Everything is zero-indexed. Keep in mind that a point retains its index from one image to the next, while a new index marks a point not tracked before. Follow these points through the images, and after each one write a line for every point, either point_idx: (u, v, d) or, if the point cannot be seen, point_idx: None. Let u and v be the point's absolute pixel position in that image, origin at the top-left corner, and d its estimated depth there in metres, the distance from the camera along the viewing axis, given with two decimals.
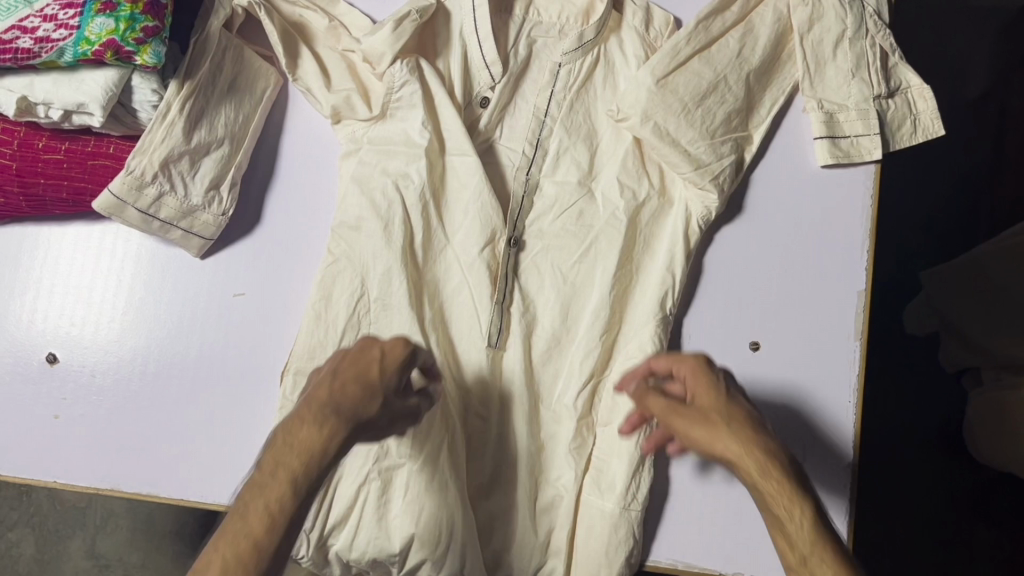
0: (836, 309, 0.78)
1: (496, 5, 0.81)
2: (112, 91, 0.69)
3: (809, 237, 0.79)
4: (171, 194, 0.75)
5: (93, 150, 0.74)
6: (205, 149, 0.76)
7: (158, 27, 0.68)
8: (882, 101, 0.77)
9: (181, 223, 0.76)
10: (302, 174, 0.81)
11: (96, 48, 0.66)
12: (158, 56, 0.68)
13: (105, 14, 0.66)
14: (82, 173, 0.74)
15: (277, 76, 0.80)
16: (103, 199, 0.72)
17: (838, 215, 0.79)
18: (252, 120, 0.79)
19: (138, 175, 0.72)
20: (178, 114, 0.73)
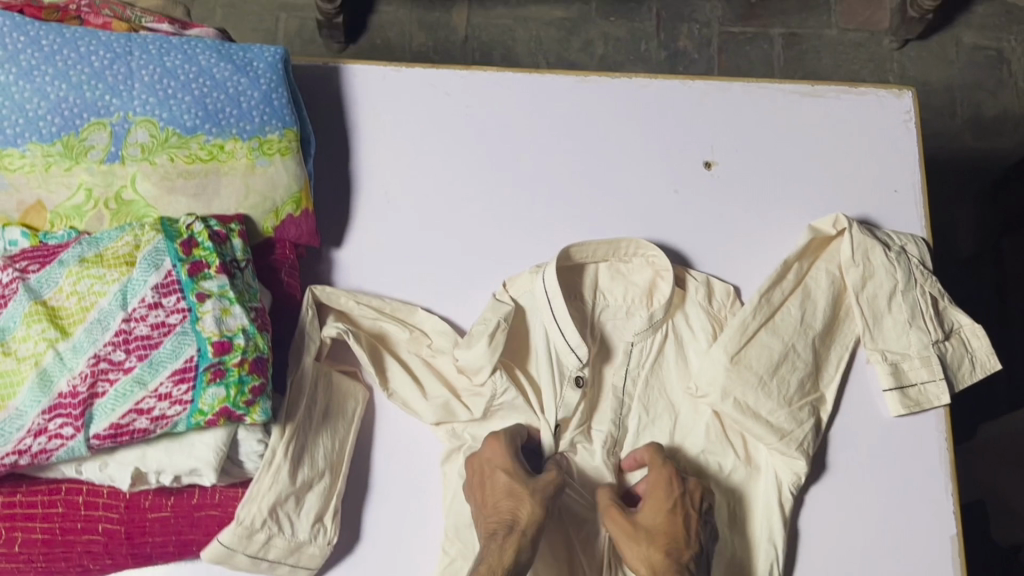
0: (935, 559, 0.80)
1: (568, 293, 0.85)
2: (222, 451, 0.70)
3: (907, 472, 0.82)
4: (279, 534, 0.74)
5: (199, 500, 0.74)
6: (309, 484, 0.76)
7: (262, 384, 0.70)
8: (940, 345, 0.83)
9: (288, 559, 0.75)
10: (403, 488, 0.80)
11: (211, 417, 0.67)
12: (266, 412, 0.70)
13: (216, 383, 0.68)
14: (190, 525, 0.73)
15: (365, 392, 0.82)
16: (212, 550, 0.73)
17: (918, 462, 0.82)
18: (348, 444, 0.79)
19: (250, 524, 0.73)
20: (282, 457, 0.74)
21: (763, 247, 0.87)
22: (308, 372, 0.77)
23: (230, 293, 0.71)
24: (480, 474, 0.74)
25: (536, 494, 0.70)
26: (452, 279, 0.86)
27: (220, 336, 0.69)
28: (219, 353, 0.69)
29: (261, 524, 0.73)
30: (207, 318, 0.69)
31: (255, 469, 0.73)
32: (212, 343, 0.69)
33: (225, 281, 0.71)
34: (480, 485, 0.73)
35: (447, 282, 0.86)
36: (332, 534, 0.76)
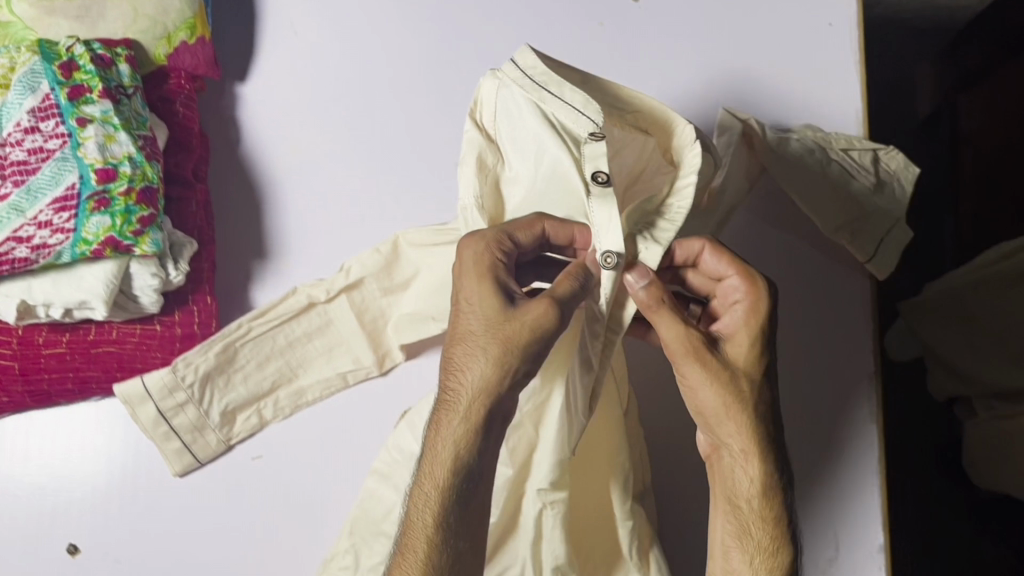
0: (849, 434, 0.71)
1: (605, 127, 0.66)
2: (112, 284, 0.67)
3: (856, 330, 0.73)
4: (194, 404, 0.74)
5: (96, 338, 0.72)
6: (246, 376, 0.75)
7: (153, 215, 0.67)
8: (879, 183, 0.74)
9: (185, 436, 0.74)
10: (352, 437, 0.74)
11: (95, 246, 0.65)
12: (157, 244, 0.67)
13: (100, 212, 0.65)
14: (86, 362, 0.72)
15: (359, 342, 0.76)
16: (126, 385, 0.72)
17: (842, 319, 0.74)
18: (320, 380, 0.76)
19: (175, 376, 0.72)
20: (233, 334, 0.74)
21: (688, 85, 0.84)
22: (333, 299, 0.75)
23: (114, 119, 0.67)
24: (487, 276, 0.58)
25: (524, 324, 0.56)
26: (372, 119, 0.82)
27: (104, 164, 0.66)
28: (103, 181, 0.66)
29: (189, 387, 0.73)
30: (89, 145, 0.66)
31: (151, 305, 0.70)
32: (95, 171, 0.66)
33: (109, 107, 0.67)
34: (487, 285, 0.58)
35: (366, 127, 0.82)
36: (234, 437, 0.75)
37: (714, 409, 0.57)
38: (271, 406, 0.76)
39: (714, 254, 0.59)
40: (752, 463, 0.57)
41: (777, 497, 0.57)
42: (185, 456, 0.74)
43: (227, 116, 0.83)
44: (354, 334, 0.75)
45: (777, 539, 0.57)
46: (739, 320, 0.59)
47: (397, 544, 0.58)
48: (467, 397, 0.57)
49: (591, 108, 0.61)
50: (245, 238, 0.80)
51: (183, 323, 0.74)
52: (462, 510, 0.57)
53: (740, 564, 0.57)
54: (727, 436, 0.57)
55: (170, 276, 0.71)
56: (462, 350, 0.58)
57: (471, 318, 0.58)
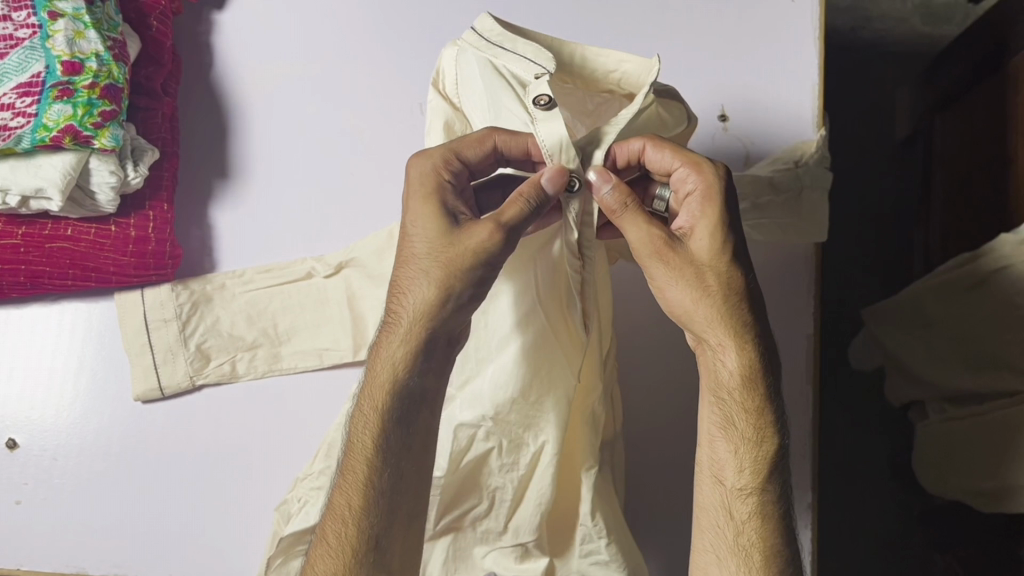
0: (795, 377, 0.75)
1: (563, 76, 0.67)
2: (70, 175, 0.69)
3: (796, 273, 0.77)
4: (177, 324, 0.78)
5: (51, 233, 0.74)
6: (235, 327, 0.79)
7: (115, 111, 0.70)
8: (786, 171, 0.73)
9: (157, 354, 0.78)
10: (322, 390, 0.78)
11: (55, 133, 0.67)
12: (116, 139, 0.69)
13: (63, 101, 0.68)
14: (41, 256, 0.74)
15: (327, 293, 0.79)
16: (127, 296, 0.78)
17: (787, 268, 0.77)
18: (304, 363, 0.78)
19: (173, 291, 0.78)
20: (243, 275, 0.80)
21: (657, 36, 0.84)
22: (331, 274, 0.78)
23: (85, 17, 0.70)
24: (433, 197, 0.59)
25: (467, 247, 0.56)
26: (341, 49, 0.84)
27: (71, 57, 0.69)
28: (69, 73, 0.69)
29: (179, 305, 0.78)
30: (58, 38, 0.69)
31: (108, 204, 0.72)
32: (62, 63, 0.69)
33: (81, 4, 0.70)
34: (428, 207, 0.58)
35: (335, 55, 0.84)
36: (200, 376, 0.78)
37: (684, 306, 0.58)
38: (247, 361, 0.79)
39: (656, 149, 0.59)
40: (729, 353, 0.57)
41: (760, 384, 0.57)
42: (151, 380, 0.78)
43: (203, 42, 0.86)
44: (342, 312, 0.78)
45: (763, 425, 0.57)
46: (697, 209, 0.58)
47: (342, 461, 0.61)
48: (415, 325, 0.58)
49: (543, 55, 0.60)
50: (211, 157, 0.84)
51: (137, 227, 0.75)
52: (404, 435, 0.59)
53: (726, 454, 0.57)
54: (706, 331, 0.58)
55: (129, 177, 0.73)
56: (406, 274, 0.59)
57: (416, 240, 0.59)
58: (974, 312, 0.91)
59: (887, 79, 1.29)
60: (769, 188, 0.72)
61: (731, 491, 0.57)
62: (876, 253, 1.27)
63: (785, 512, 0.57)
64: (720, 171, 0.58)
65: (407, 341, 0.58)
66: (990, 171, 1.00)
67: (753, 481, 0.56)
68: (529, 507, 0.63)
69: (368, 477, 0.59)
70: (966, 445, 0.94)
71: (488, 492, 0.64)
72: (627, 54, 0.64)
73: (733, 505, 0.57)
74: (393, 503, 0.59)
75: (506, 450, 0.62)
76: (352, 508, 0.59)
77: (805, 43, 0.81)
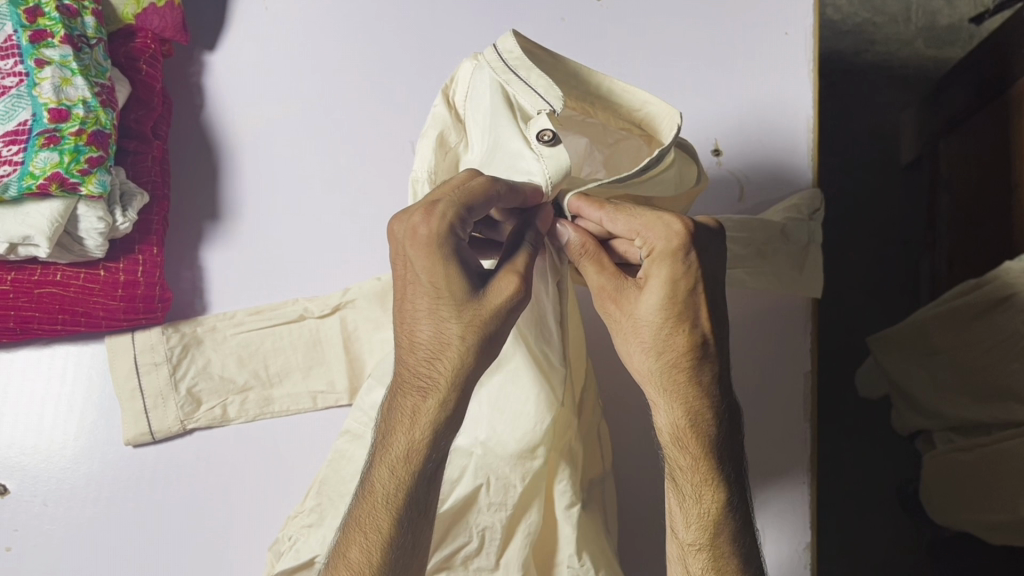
0: (789, 394, 0.74)
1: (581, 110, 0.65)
2: (57, 222, 0.69)
3: (791, 303, 0.75)
4: (167, 366, 0.77)
5: (40, 278, 0.74)
6: (226, 370, 0.78)
7: (102, 157, 0.70)
8: (789, 231, 0.72)
9: (146, 399, 0.77)
10: (307, 431, 0.78)
11: (41, 181, 0.67)
12: (103, 186, 0.70)
13: (49, 149, 0.68)
14: (29, 302, 0.74)
15: (316, 328, 0.78)
16: (119, 340, 0.78)
17: (782, 298, 0.76)
18: (296, 405, 0.78)
19: (164, 335, 0.77)
20: (236, 318, 0.79)
21: (652, 63, 0.82)
22: (326, 317, 0.78)
23: (72, 64, 0.71)
24: (445, 255, 0.52)
25: (494, 307, 0.53)
26: (332, 88, 0.84)
27: (57, 104, 0.70)
28: (55, 121, 0.69)
29: (169, 348, 0.77)
30: (45, 86, 0.70)
31: (96, 249, 0.72)
32: (49, 111, 0.69)
33: (68, 51, 0.71)
34: (443, 267, 0.52)
35: (327, 94, 0.84)
36: (190, 420, 0.78)
37: (633, 355, 0.57)
38: (237, 405, 0.78)
39: (612, 216, 0.55)
40: (661, 412, 0.57)
41: (694, 443, 0.56)
42: (141, 424, 0.77)
43: (193, 82, 0.86)
44: (336, 356, 0.77)
45: (704, 482, 0.57)
46: (648, 267, 0.54)
47: (354, 510, 0.58)
48: (448, 379, 0.53)
49: (554, 94, 0.57)
50: (202, 198, 0.84)
51: (126, 270, 0.75)
52: (424, 488, 0.56)
53: (676, 506, 0.58)
54: (645, 385, 0.57)
55: (117, 223, 0.73)
56: (419, 330, 0.54)
57: (421, 283, 0.53)
58: (981, 340, 0.87)
59: (891, 101, 1.27)
60: (783, 238, 0.72)
61: (684, 543, 0.58)
62: (884, 276, 1.24)
63: (739, 560, 0.58)
64: (671, 239, 0.53)
65: (432, 396, 0.54)
66: (993, 200, 0.98)
67: (701, 536, 0.57)
68: (518, 545, 0.62)
69: (388, 533, 0.56)
70: (970, 480, 0.90)
71: (478, 531, 0.62)
72: (654, 96, 0.62)
73: (685, 557, 0.58)
74: (407, 556, 0.57)
75: (495, 490, 0.61)
76: (368, 564, 0.56)
77: (799, 75, 0.80)
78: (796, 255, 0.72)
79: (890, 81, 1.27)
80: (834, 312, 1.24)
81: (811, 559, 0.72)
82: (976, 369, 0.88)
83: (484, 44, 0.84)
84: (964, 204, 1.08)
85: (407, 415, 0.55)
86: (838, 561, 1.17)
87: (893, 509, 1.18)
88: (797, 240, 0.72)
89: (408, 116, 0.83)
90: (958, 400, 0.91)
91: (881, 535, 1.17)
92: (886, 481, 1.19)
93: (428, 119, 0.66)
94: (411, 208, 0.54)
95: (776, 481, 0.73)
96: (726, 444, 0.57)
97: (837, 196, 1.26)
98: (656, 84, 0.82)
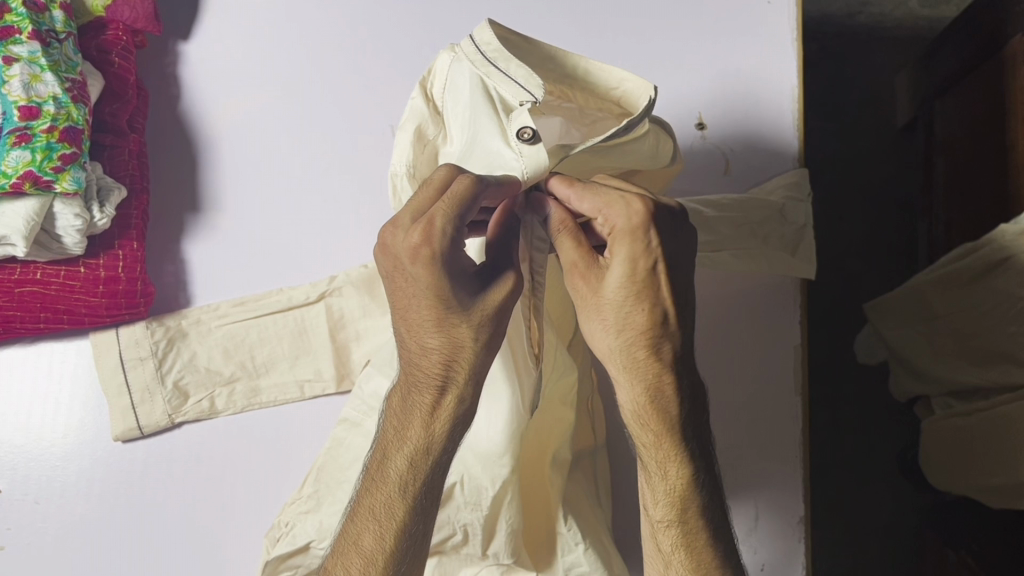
0: (779, 368, 0.74)
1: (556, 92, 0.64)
2: (33, 221, 0.68)
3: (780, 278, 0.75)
4: (151, 360, 0.77)
5: (20, 278, 0.74)
6: (212, 364, 0.78)
7: (75, 154, 0.70)
8: (784, 212, 0.72)
9: (134, 394, 0.77)
10: (294, 421, 0.78)
11: (14, 180, 0.67)
12: (78, 182, 0.69)
13: (21, 147, 0.68)
14: (10, 302, 0.74)
15: (303, 319, 0.78)
16: (103, 336, 0.77)
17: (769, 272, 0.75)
18: (281, 398, 0.78)
19: (148, 331, 0.77)
20: (234, 310, 0.79)
21: (632, 36, 0.81)
22: (312, 304, 0.77)
23: (40, 60, 0.70)
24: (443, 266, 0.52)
25: (491, 306, 0.53)
26: (307, 74, 0.83)
27: (27, 102, 0.69)
28: (26, 119, 0.69)
29: (154, 342, 0.77)
30: (14, 83, 0.69)
31: (75, 246, 0.72)
32: (19, 108, 0.69)
33: (36, 47, 0.71)
34: (444, 278, 0.52)
35: (305, 80, 0.83)
36: (179, 414, 0.78)
37: (591, 333, 0.55)
38: (225, 396, 0.78)
39: (579, 196, 0.54)
40: (622, 391, 0.54)
41: (664, 422, 0.54)
42: (129, 420, 0.77)
43: (169, 72, 0.85)
44: (323, 344, 0.77)
45: (674, 459, 0.55)
46: (610, 244, 0.52)
47: (363, 499, 0.56)
48: (463, 376, 0.54)
49: (535, 84, 0.56)
50: (182, 191, 0.83)
51: (107, 267, 0.75)
52: (438, 477, 0.56)
53: (645, 483, 0.56)
54: (610, 364, 0.55)
55: (95, 219, 0.72)
56: (428, 335, 0.53)
57: (424, 290, 0.52)
58: (974, 305, 0.86)
59: (883, 63, 1.25)
60: (781, 220, 0.72)
61: (654, 522, 0.57)
62: (878, 242, 1.22)
63: (714, 537, 0.56)
64: (632, 217, 0.52)
65: (451, 392, 0.54)
66: (986, 163, 0.97)
67: (670, 514, 0.55)
68: (501, 538, 0.62)
69: (403, 521, 0.55)
70: (969, 444, 0.89)
71: (459, 526, 0.62)
72: (630, 74, 0.60)
73: (655, 532, 0.57)
74: (421, 541, 0.56)
75: (468, 490, 0.60)
76: (383, 553, 0.55)
77: (783, 43, 0.78)
78: (791, 235, 0.72)
79: (881, 43, 1.25)
80: (832, 278, 1.22)
81: (806, 535, 0.72)
82: (971, 333, 0.87)
83: (459, 23, 0.83)
84: (956, 166, 1.06)
85: (421, 409, 0.54)
86: (838, 528, 1.17)
87: (893, 474, 1.17)
88: (791, 220, 0.72)
89: (384, 100, 0.82)
90: (954, 363, 0.90)
91: (883, 500, 1.17)
92: (889, 447, 1.18)
93: (404, 111, 0.65)
94: (403, 218, 0.52)
95: (770, 454, 0.73)
96: (692, 421, 0.55)
97: (831, 162, 1.24)
98: (636, 59, 0.80)
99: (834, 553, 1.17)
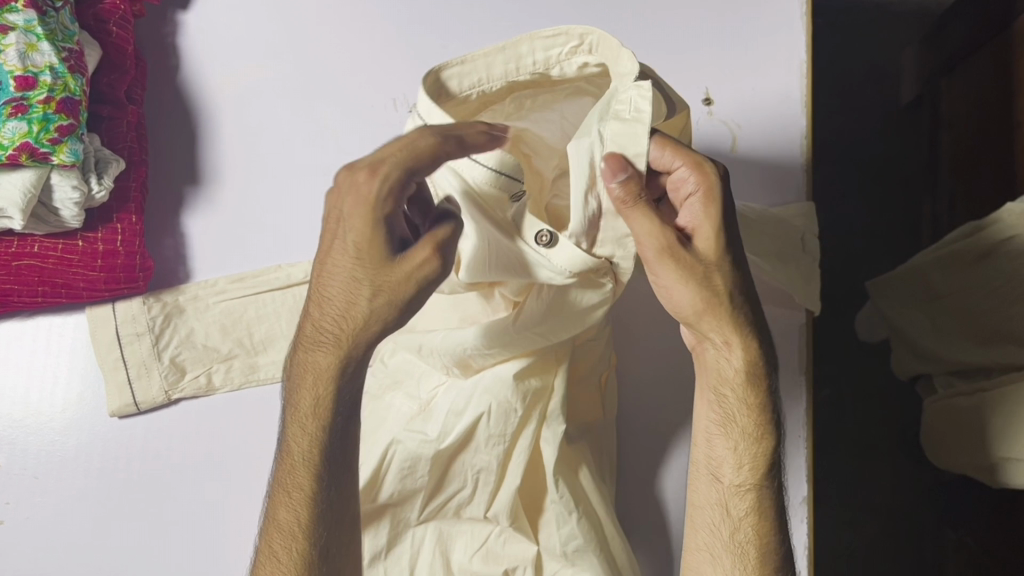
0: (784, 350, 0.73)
1: None
2: (30, 193, 0.67)
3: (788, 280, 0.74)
4: (148, 334, 0.78)
5: (17, 251, 0.73)
6: (204, 338, 0.79)
7: (72, 125, 0.69)
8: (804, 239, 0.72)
9: (131, 369, 0.77)
10: None
11: (11, 151, 0.66)
12: (75, 154, 0.68)
13: (17, 118, 0.67)
14: (7, 275, 0.73)
15: (305, 288, 0.78)
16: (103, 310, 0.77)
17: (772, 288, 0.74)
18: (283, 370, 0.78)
19: (143, 305, 0.77)
20: (221, 281, 0.79)
21: (638, 8, 0.79)
22: (311, 281, 0.78)
23: (37, 28, 0.69)
24: (379, 219, 0.49)
25: (406, 278, 0.50)
26: (307, 45, 0.82)
27: (24, 72, 0.68)
28: (22, 89, 0.68)
29: (151, 317, 0.78)
30: (10, 52, 0.68)
31: (73, 218, 0.71)
32: (15, 78, 0.68)
33: (33, 16, 0.69)
34: (371, 229, 0.49)
35: (304, 50, 0.82)
36: (176, 391, 0.77)
37: (692, 307, 0.56)
38: (223, 372, 0.78)
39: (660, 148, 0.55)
40: (733, 354, 0.57)
41: (760, 384, 0.58)
42: (126, 395, 0.76)
43: (168, 42, 0.84)
44: None
45: (762, 422, 0.58)
46: (698, 209, 0.55)
47: (277, 473, 0.58)
48: (349, 333, 0.52)
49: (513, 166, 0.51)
50: (179, 163, 0.82)
51: (105, 240, 0.74)
52: (338, 441, 0.56)
53: (724, 451, 0.59)
54: (712, 336, 0.57)
55: (93, 191, 0.71)
56: (333, 284, 0.52)
57: (341, 236, 0.51)
58: (978, 285, 0.85)
59: (890, 36, 1.23)
60: (801, 247, 0.71)
61: (729, 488, 0.59)
62: (882, 219, 1.21)
63: (782, 500, 0.59)
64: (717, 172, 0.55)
65: (332, 349, 0.53)
66: (991, 142, 0.96)
67: (752, 478, 0.58)
68: (508, 490, 0.62)
69: (311, 489, 0.56)
70: (961, 424, 0.88)
71: (472, 474, 0.62)
72: (589, 27, 0.54)
73: (726, 500, 0.59)
74: (340, 510, 0.57)
75: (496, 419, 0.59)
76: (298, 526, 0.57)
77: (792, 19, 0.76)
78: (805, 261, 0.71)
79: (888, 15, 1.23)
80: (834, 256, 1.22)
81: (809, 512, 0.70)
82: (973, 315, 0.86)
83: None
84: (964, 144, 1.05)
85: (307, 370, 0.54)
86: (839, 503, 1.17)
87: (894, 450, 1.17)
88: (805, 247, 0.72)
89: (383, 74, 0.81)
90: (955, 344, 0.89)
91: (883, 477, 1.16)
92: (892, 423, 1.18)
93: None
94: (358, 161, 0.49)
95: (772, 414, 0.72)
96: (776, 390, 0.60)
97: (835, 139, 1.23)
98: (642, 35, 0.79)
99: (833, 530, 1.16)
